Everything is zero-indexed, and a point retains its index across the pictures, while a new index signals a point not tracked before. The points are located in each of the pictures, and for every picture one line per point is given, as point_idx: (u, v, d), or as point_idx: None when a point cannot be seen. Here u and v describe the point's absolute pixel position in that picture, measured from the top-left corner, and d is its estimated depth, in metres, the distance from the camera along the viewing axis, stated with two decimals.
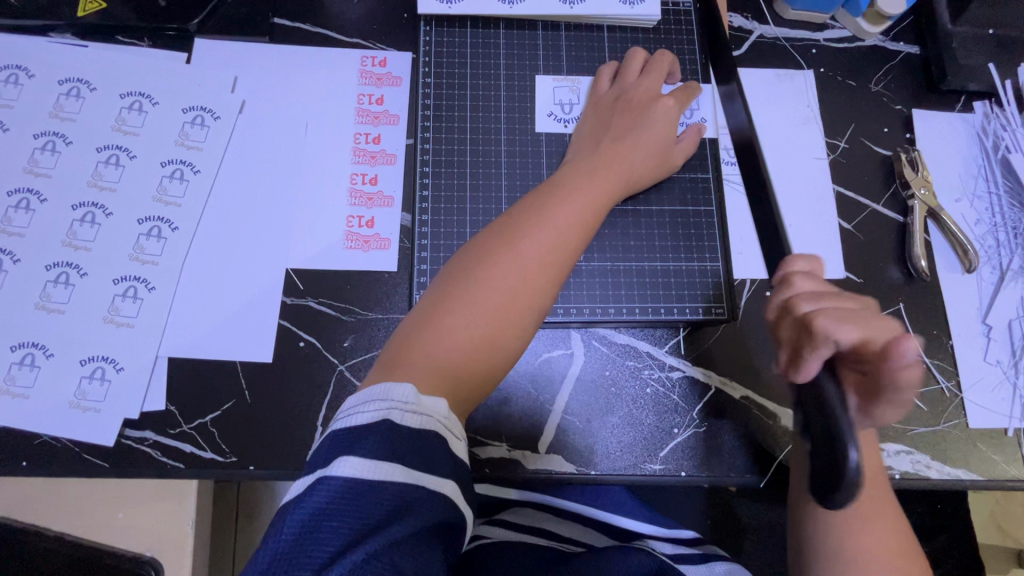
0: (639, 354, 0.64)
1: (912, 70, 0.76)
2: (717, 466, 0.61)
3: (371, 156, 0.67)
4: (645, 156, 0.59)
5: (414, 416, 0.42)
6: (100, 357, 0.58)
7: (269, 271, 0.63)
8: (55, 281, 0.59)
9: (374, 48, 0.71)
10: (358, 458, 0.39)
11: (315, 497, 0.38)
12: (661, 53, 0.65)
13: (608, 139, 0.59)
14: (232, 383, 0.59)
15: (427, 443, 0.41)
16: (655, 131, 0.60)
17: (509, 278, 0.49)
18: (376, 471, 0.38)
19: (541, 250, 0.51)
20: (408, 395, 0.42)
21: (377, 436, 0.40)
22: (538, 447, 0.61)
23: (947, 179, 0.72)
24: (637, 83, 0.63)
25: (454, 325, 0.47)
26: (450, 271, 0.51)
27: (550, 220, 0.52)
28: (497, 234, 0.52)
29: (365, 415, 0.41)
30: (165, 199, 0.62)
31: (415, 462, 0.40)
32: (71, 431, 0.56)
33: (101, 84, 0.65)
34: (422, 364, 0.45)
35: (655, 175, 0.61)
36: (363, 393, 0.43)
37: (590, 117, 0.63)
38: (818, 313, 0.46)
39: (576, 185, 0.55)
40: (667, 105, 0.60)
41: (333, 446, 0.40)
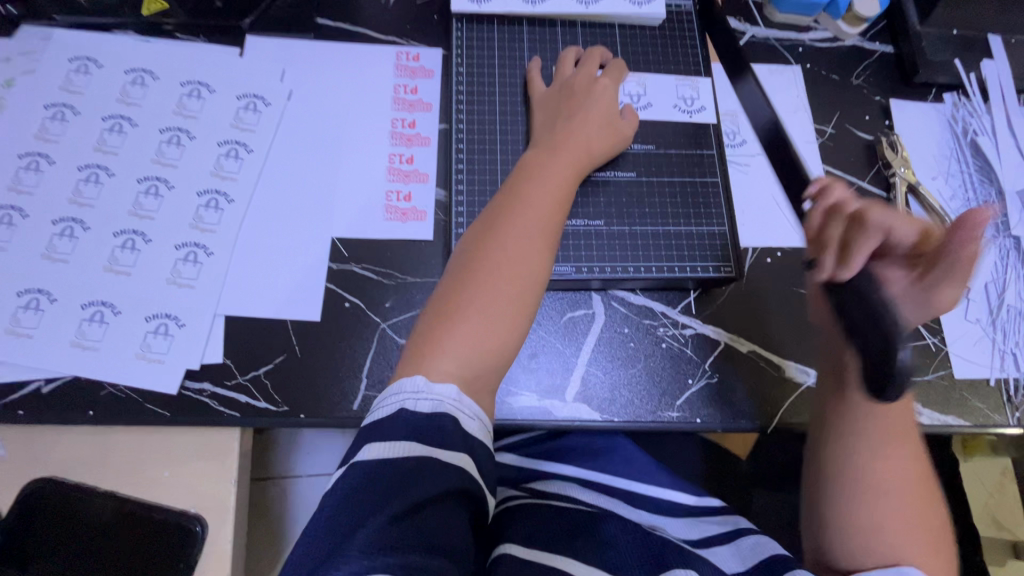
0: (655, 313, 0.70)
1: (889, 66, 0.85)
2: (728, 413, 0.67)
3: (407, 138, 0.74)
4: (597, 131, 0.67)
5: (424, 402, 0.49)
6: (163, 315, 0.62)
7: (316, 239, 0.69)
8: (122, 247, 0.64)
9: (408, 44, 0.78)
10: (377, 443, 0.47)
11: (347, 478, 0.45)
12: (591, 49, 0.73)
13: (560, 126, 0.67)
14: (283, 339, 0.65)
15: (437, 423, 0.48)
16: (599, 108, 0.68)
17: (498, 262, 0.56)
18: (397, 450, 0.46)
19: (520, 233, 0.58)
20: (418, 385, 0.49)
21: (392, 423, 0.47)
22: (566, 397, 0.66)
23: (924, 160, 0.80)
24: (576, 73, 0.71)
25: (461, 317, 0.54)
26: (447, 274, 0.58)
27: (524, 210, 0.59)
28: (482, 229, 0.59)
29: (385, 408, 0.49)
30: (222, 174, 0.69)
31: (428, 438, 0.47)
32: (136, 381, 0.60)
33: (163, 74, 0.72)
34: (442, 355, 0.52)
35: (611, 146, 0.68)
36: (387, 392, 0.50)
37: (539, 109, 0.70)
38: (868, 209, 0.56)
39: (547, 173, 0.63)
40: (605, 85, 0.70)
41: (359, 439, 0.48)
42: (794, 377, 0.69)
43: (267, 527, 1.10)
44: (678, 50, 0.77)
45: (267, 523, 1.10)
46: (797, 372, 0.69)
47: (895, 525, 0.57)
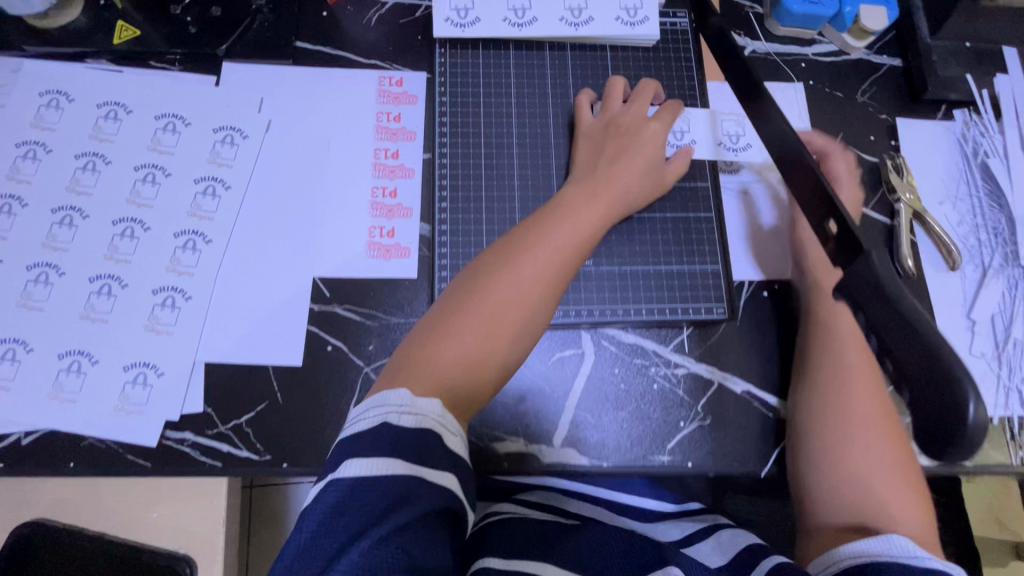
0: (646, 352, 0.68)
1: (896, 82, 0.80)
2: (720, 455, 0.66)
3: (391, 170, 0.71)
4: (637, 178, 0.65)
5: (409, 416, 0.48)
6: (142, 363, 0.61)
7: (297, 280, 0.67)
8: (98, 292, 0.63)
9: (391, 68, 0.75)
10: (362, 459, 0.45)
11: (330, 495, 0.44)
12: (646, 82, 0.71)
13: (601, 166, 0.65)
14: (264, 385, 0.63)
15: (420, 440, 0.47)
16: (644, 151, 0.66)
17: (503, 298, 0.55)
18: (380, 467, 0.45)
19: (535, 273, 0.56)
20: (403, 399, 0.48)
21: (377, 436, 0.46)
22: (554, 441, 0.65)
23: (931, 183, 0.76)
24: (626, 110, 0.69)
25: (456, 340, 0.53)
26: (454, 286, 0.57)
27: (541, 247, 0.57)
28: (497, 258, 0.57)
29: (368, 419, 0.48)
30: (199, 214, 0.67)
31: (411, 456, 0.46)
32: (115, 433, 0.59)
33: (136, 107, 0.69)
34: (427, 373, 0.51)
35: (650, 194, 0.67)
36: (369, 399, 0.49)
37: (583, 145, 0.68)
38: None
39: (574, 212, 0.60)
40: (655, 130, 0.67)
41: (342, 451, 0.47)
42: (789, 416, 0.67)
43: (263, 544, 1.10)
44: (671, 74, 0.74)
45: (263, 540, 1.11)
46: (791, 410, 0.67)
47: (868, 474, 0.60)
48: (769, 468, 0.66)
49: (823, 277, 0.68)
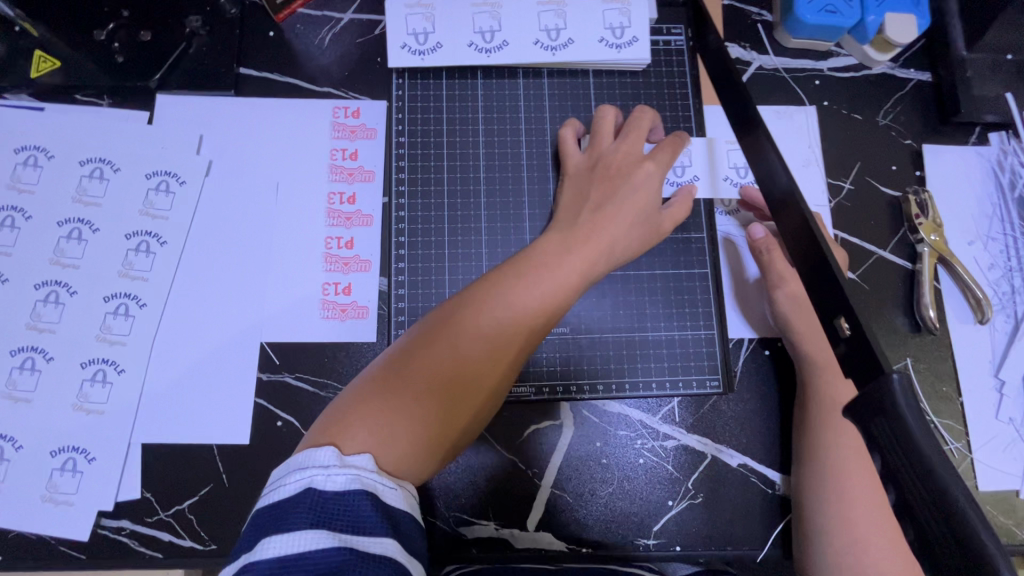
0: (632, 423, 0.61)
1: (924, 102, 0.70)
2: (713, 538, 0.59)
3: (346, 217, 0.63)
4: (627, 227, 0.54)
5: (339, 478, 0.38)
6: (71, 448, 0.56)
7: (242, 346, 0.60)
8: (21, 367, 0.57)
9: (347, 97, 0.66)
10: (284, 535, 0.36)
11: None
12: (642, 110, 0.61)
13: (587, 210, 0.55)
14: (208, 466, 0.57)
15: (353, 505, 0.37)
16: (639, 197, 0.56)
17: (465, 349, 0.46)
18: (301, 542, 0.35)
19: (505, 323, 0.47)
20: (330, 458, 0.39)
21: (302, 508, 0.37)
22: (528, 524, 0.59)
23: (961, 220, 0.67)
24: (616, 147, 0.59)
25: (410, 385, 0.44)
26: (421, 321, 0.49)
27: (516, 291, 0.48)
28: (469, 297, 0.48)
29: (288, 486, 0.38)
30: (131, 274, 0.60)
31: (342, 524, 0.36)
32: (44, 525, 0.55)
33: (60, 152, 0.62)
34: (366, 421, 0.42)
35: (644, 243, 0.56)
36: (292, 458, 0.40)
37: (568, 184, 0.59)
38: None
39: (557, 256, 0.51)
40: (649, 171, 0.57)
41: (259, 527, 0.37)
42: None
43: None
44: (662, 102, 0.66)
45: None
46: None
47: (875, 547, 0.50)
48: (767, 552, 0.59)
49: (815, 350, 0.58)
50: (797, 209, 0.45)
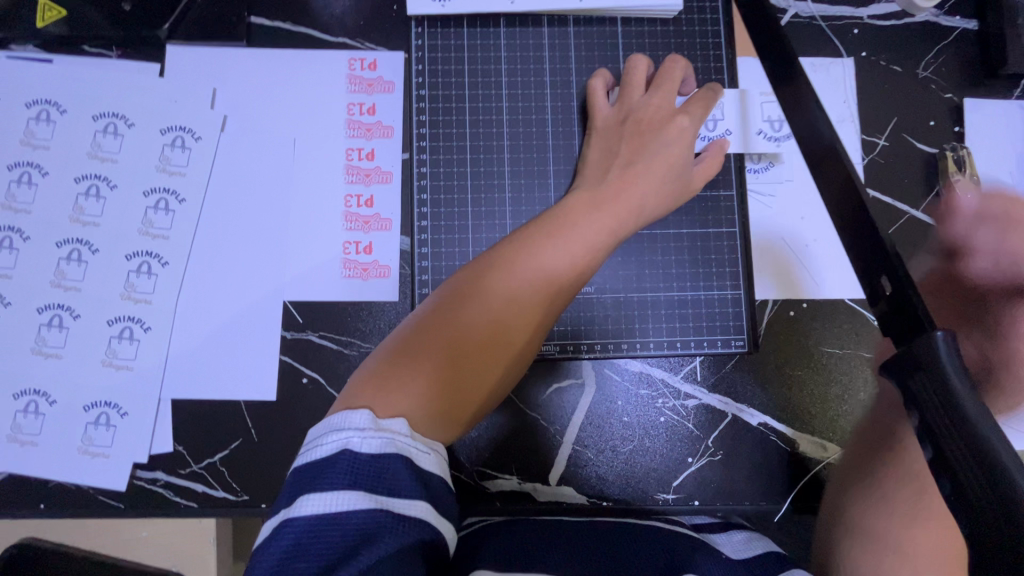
0: (653, 382, 0.61)
1: (968, 52, 0.67)
2: (730, 494, 0.60)
3: (365, 174, 0.62)
4: (658, 186, 0.53)
5: (373, 440, 0.38)
6: (103, 403, 0.57)
7: (266, 304, 0.60)
8: (49, 324, 0.58)
9: (363, 48, 0.63)
10: (321, 493, 0.36)
11: (283, 538, 0.35)
12: (673, 60, 0.59)
13: (616, 168, 0.54)
14: (237, 422, 0.58)
15: (387, 468, 0.37)
16: (670, 155, 0.54)
17: (493, 310, 0.45)
18: (338, 502, 0.36)
19: (530, 284, 0.46)
20: (366, 420, 0.39)
21: (336, 470, 0.37)
22: (549, 479, 0.60)
23: (997, 178, 0.65)
24: (646, 101, 0.57)
25: (438, 350, 0.43)
26: (443, 287, 0.48)
27: (541, 253, 0.48)
28: (493, 261, 0.48)
29: (325, 446, 0.38)
30: (152, 232, 0.59)
31: (377, 487, 0.37)
32: (83, 476, 0.57)
33: (72, 105, 0.60)
34: (397, 385, 0.41)
35: (674, 202, 0.55)
36: (327, 418, 0.40)
37: (596, 141, 0.57)
38: None
39: (583, 217, 0.50)
40: (682, 126, 0.55)
41: (296, 485, 0.37)
42: (810, 452, 0.61)
43: None
44: (693, 53, 0.63)
45: None
46: (812, 446, 0.61)
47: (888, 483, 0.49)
48: (785, 507, 0.60)
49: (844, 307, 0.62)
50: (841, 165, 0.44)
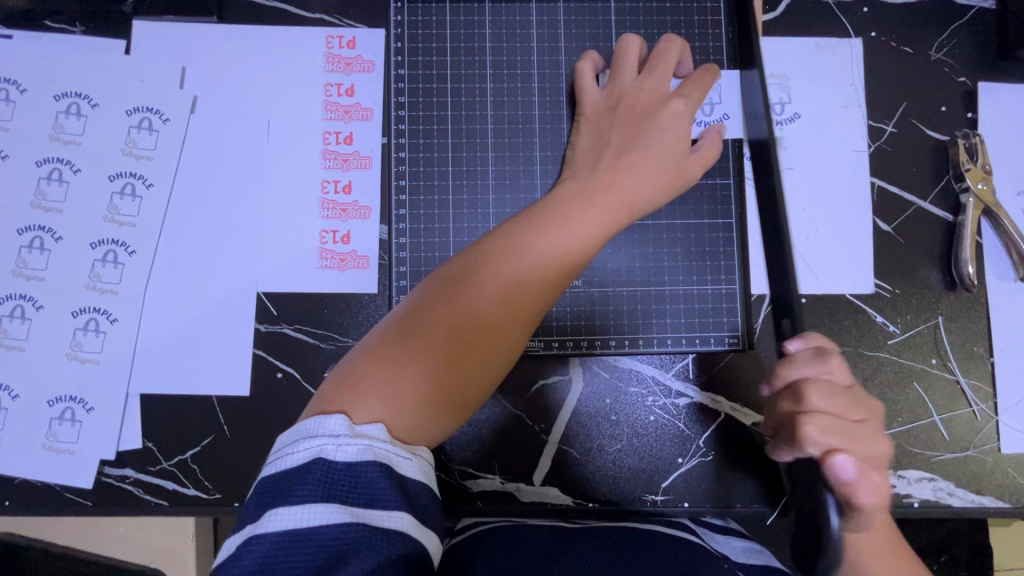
0: (643, 379, 0.59)
1: (984, 33, 0.63)
2: (722, 496, 0.58)
3: (343, 159, 0.59)
4: (653, 174, 0.50)
5: (349, 449, 0.36)
6: (68, 397, 0.55)
7: (238, 296, 0.57)
8: (10, 315, 0.55)
9: (341, 25, 0.60)
10: (293, 506, 0.34)
11: (252, 555, 0.33)
12: (668, 39, 0.55)
13: (607, 156, 0.51)
14: (209, 417, 0.56)
15: (364, 478, 0.35)
16: (665, 141, 0.51)
17: (481, 307, 0.42)
18: (312, 516, 0.34)
19: (519, 278, 0.44)
20: (341, 427, 0.37)
21: (310, 481, 0.35)
22: (534, 479, 0.58)
23: (1011, 168, 0.62)
24: (638, 84, 0.53)
25: (421, 348, 0.41)
26: (427, 280, 0.45)
27: (530, 245, 0.45)
28: (480, 254, 0.45)
29: (296, 455, 0.36)
30: (118, 219, 0.57)
31: (353, 497, 0.35)
32: (48, 473, 0.55)
33: (32, 84, 0.57)
34: (377, 388, 0.39)
35: (670, 191, 0.52)
36: (299, 424, 0.38)
37: (585, 126, 0.54)
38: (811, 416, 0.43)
39: (575, 209, 0.47)
40: (677, 110, 0.51)
41: (266, 497, 0.35)
42: None
43: None
44: (691, 31, 0.59)
45: None
46: None
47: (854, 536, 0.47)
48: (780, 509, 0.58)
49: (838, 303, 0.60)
50: (775, 223, 0.52)
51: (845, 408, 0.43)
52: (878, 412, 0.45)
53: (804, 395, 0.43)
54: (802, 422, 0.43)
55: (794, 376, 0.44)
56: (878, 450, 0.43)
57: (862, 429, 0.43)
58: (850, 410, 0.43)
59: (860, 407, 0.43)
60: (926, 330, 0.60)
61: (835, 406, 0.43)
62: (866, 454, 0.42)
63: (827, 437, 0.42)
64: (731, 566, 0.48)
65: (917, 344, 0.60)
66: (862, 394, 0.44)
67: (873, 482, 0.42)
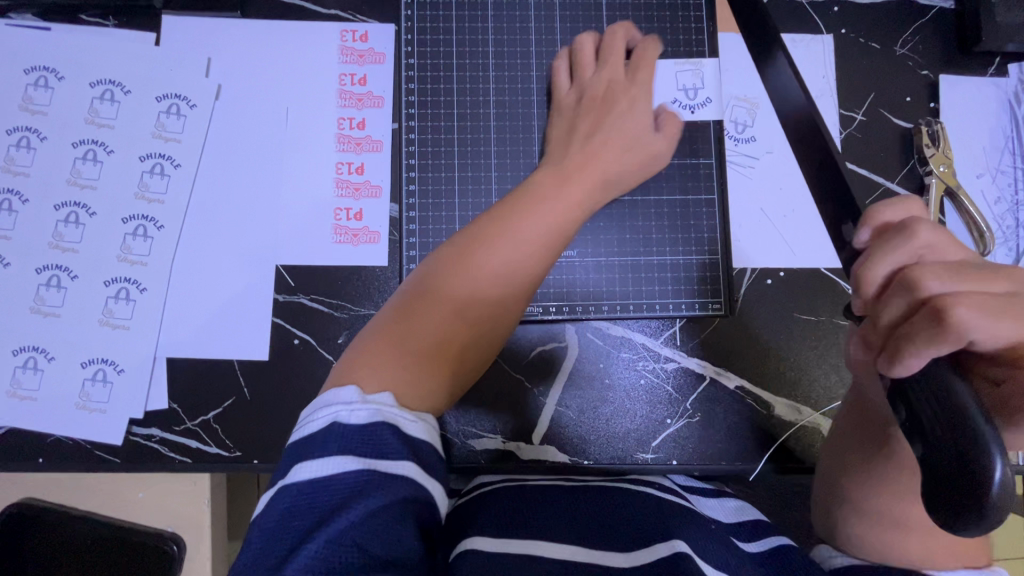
0: (634, 346, 0.63)
1: (944, 30, 0.69)
2: (708, 454, 0.62)
3: (356, 142, 0.63)
4: (620, 154, 0.57)
5: (360, 412, 0.40)
6: (100, 360, 0.59)
7: (259, 267, 0.62)
8: (47, 284, 0.59)
9: (355, 20, 0.65)
10: (314, 461, 0.38)
11: (279, 501, 0.38)
12: (614, 28, 0.62)
13: (577, 141, 0.57)
14: (230, 380, 0.60)
15: (373, 435, 0.39)
16: (627, 125, 0.58)
17: (475, 280, 0.48)
18: (329, 467, 0.38)
19: (505, 258, 0.48)
20: (353, 395, 0.41)
21: (326, 439, 0.39)
22: (533, 438, 0.62)
23: (971, 153, 0.67)
24: (596, 77, 0.60)
25: (421, 326, 0.45)
26: (419, 268, 0.49)
27: (514, 230, 0.49)
28: (468, 240, 0.49)
29: (316, 422, 0.40)
30: (148, 196, 0.61)
31: (365, 450, 0.38)
32: (81, 432, 0.59)
33: (69, 72, 0.62)
34: (385, 363, 0.43)
35: (640, 170, 0.59)
36: (318, 397, 0.42)
37: (557, 117, 0.60)
38: (959, 301, 0.35)
39: (554, 189, 0.53)
40: (635, 98, 0.60)
41: (290, 456, 0.39)
42: (784, 414, 0.63)
43: None
44: (676, 26, 0.65)
45: None
46: (787, 409, 0.63)
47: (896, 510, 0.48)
48: (764, 465, 0.63)
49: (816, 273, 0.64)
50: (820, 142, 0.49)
51: (980, 282, 0.36)
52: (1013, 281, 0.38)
53: (926, 279, 0.36)
54: (953, 305, 0.35)
55: (902, 262, 0.37)
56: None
57: (1016, 301, 0.35)
58: (987, 284, 0.36)
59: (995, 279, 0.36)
60: None
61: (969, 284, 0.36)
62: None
63: (986, 318, 0.34)
64: (720, 529, 0.53)
65: None
66: (986, 264, 0.37)
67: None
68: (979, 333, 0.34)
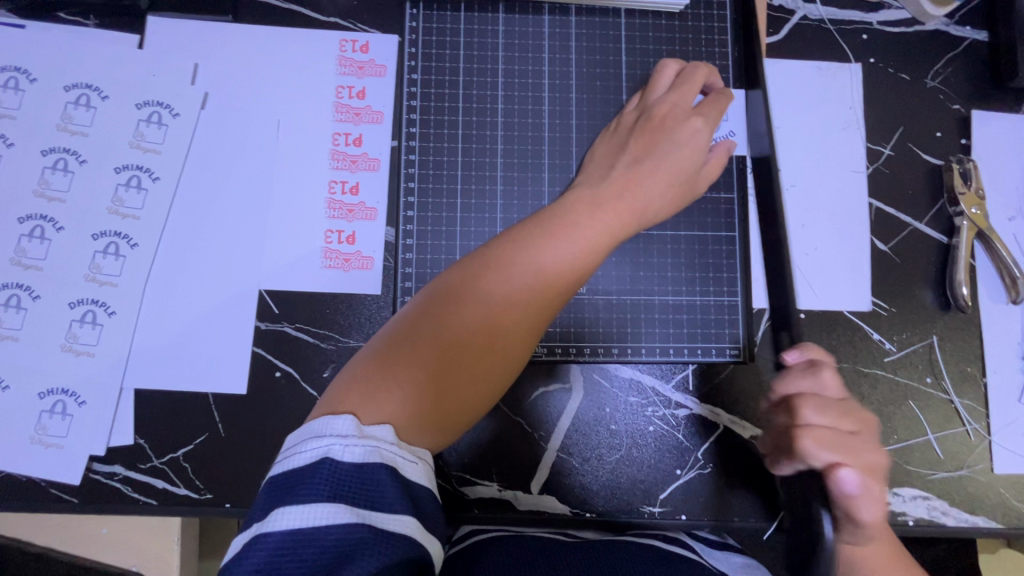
0: (643, 389, 0.59)
1: (977, 63, 0.65)
2: (720, 510, 0.58)
3: (351, 160, 0.59)
4: (663, 187, 0.51)
5: (356, 450, 0.34)
6: (60, 390, 0.54)
7: (241, 292, 0.57)
8: (6, 305, 0.55)
9: (355, 29, 0.60)
10: (300, 505, 0.32)
11: (254, 556, 0.31)
12: (667, 64, 0.58)
13: (620, 165, 0.52)
14: (204, 416, 0.55)
15: (371, 479, 0.33)
16: (678, 154, 0.52)
17: (492, 307, 0.42)
18: (318, 514, 0.32)
19: (525, 286, 0.42)
20: (348, 427, 0.35)
21: (316, 482, 0.33)
22: (532, 487, 0.58)
23: (1003, 194, 0.63)
24: (663, 98, 0.55)
25: (427, 353, 0.40)
26: (432, 285, 0.44)
27: (539, 253, 0.43)
28: (488, 259, 0.43)
29: (303, 455, 0.34)
30: (122, 210, 0.56)
31: (361, 498, 0.32)
32: (37, 467, 0.54)
33: (42, 74, 0.57)
34: (387, 390, 0.38)
35: (674, 206, 0.53)
36: (308, 424, 0.36)
37: (604, 142, 0.56)
38: (806, 432, 0.43)
39: (581, 215, 0.47)
40: (694, 126, 0.53)
41: (271, 496, 0.33)
42: None
43: None
44: (697, 50, 0.61)
45: None
46: None
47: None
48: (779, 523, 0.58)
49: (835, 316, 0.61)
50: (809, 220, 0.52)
51: (837, 419, 0.43)
52: (869, 422, 0.45)
53: (798, 409, 0.44)
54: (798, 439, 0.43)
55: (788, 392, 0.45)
56: (875, 460, 0.43)
57: (855, 439, 0.43)
58: (841, 421, 0.44)
59: (851, 416, 0.44)
60: (921, 348, 0.61)
61: (829, 419, 0.43)
62: (860, 461, 0.43)
63: (823, 453, 0.42)
64: None
65: (912, 362, 0.61)
66: (854, 405, 0.44)
67: (868, 495, 0.42)
68: (818, 461, 0.43)
